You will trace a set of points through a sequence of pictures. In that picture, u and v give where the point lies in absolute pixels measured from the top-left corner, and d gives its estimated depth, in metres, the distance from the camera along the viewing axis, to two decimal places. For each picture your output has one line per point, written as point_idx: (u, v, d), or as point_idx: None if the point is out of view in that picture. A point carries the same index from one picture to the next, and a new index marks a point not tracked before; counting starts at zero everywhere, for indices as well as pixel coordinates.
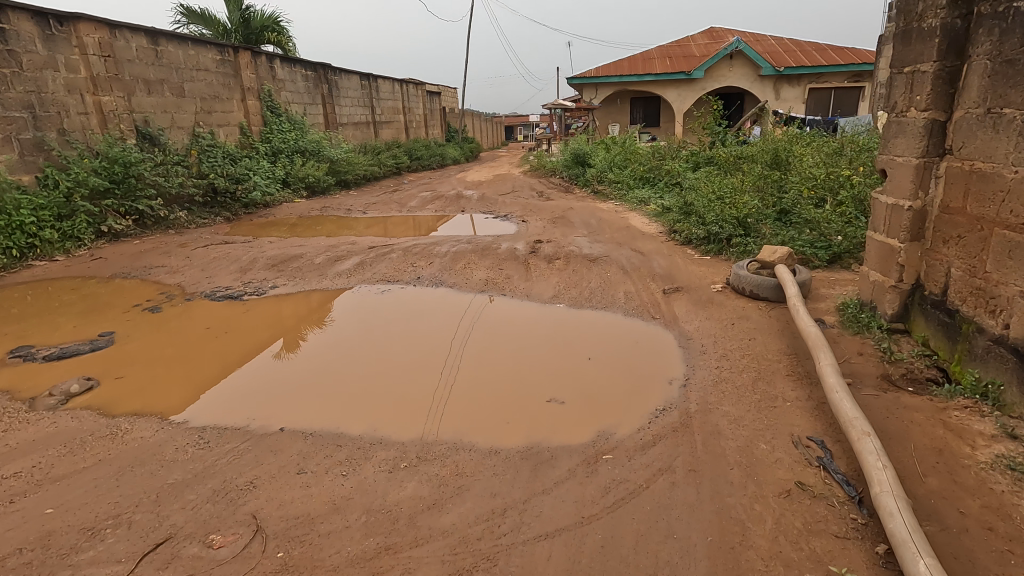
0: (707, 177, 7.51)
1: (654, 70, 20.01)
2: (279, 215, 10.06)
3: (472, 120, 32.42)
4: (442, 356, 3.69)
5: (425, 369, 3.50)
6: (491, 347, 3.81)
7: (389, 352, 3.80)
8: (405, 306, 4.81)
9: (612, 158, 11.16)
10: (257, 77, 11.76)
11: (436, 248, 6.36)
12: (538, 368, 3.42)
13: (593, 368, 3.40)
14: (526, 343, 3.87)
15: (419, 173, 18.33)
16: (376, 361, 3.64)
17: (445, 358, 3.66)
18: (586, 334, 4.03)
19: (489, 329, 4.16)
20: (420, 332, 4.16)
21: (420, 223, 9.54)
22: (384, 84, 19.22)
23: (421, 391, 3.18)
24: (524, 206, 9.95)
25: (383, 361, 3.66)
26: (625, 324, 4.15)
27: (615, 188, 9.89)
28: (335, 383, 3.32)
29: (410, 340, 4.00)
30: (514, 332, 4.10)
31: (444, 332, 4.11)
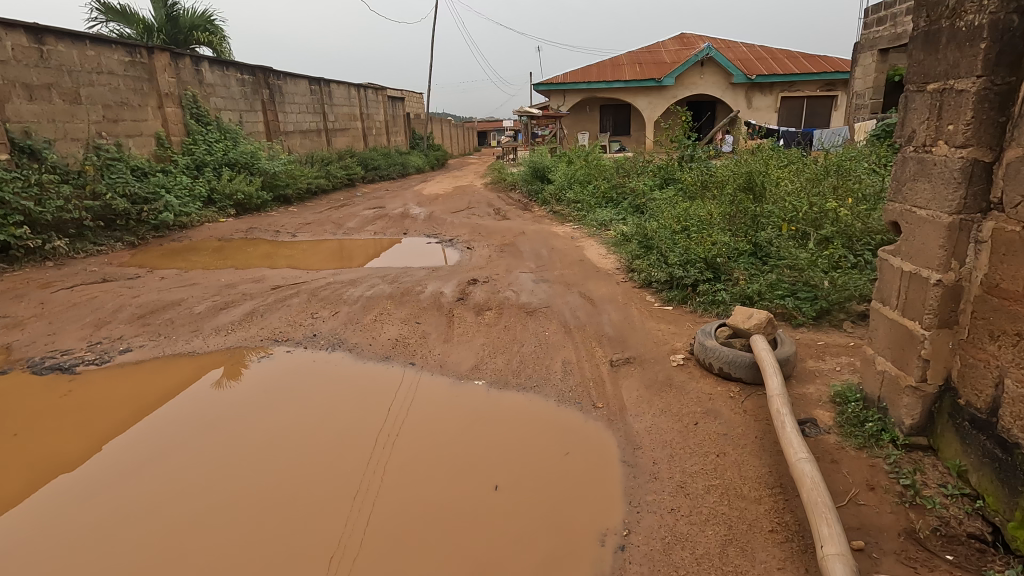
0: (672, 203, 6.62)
1: (623, 77, 19.27)
2: (197, 238, 8.88)
3: (439, 126, 31.31)
4: (322, 483, 2.67)
5: (297, 504, 2.54)
6: (407, 461, 2.83)
7: (259, 469, 2.79)
8: (317, 373, 3.84)
9: (574, 173, 10.24)
10: (179, 81, 10.53)
11: (350, 290, 5.31)
12: (441, 513, 2.43)
13: (515, 510, 2.41)
14: (442, 456, 2.86)
15: (374, 184, 17.18)
16: (231, 489, 2.65)
17: (322, 486, 2.66)
18: (526, 431, 3.03)
19: (417, 423, 3.18)
20: (320, 425, 3.20)
21: (355, 247, 8.45)
22: (337, 89, 18.03)
23: (268, 557, 2.23)
24: (474, 227, 8.92)
25: (241, 487, 2.66)
26: (559, 419, 3.11)
27: (576, 207, 8.97)
28: (147, 536, 2.36)
29: (301, 442, 3.03)
30: (433, 433, 3.08)
31: (350, 427, 3.16)
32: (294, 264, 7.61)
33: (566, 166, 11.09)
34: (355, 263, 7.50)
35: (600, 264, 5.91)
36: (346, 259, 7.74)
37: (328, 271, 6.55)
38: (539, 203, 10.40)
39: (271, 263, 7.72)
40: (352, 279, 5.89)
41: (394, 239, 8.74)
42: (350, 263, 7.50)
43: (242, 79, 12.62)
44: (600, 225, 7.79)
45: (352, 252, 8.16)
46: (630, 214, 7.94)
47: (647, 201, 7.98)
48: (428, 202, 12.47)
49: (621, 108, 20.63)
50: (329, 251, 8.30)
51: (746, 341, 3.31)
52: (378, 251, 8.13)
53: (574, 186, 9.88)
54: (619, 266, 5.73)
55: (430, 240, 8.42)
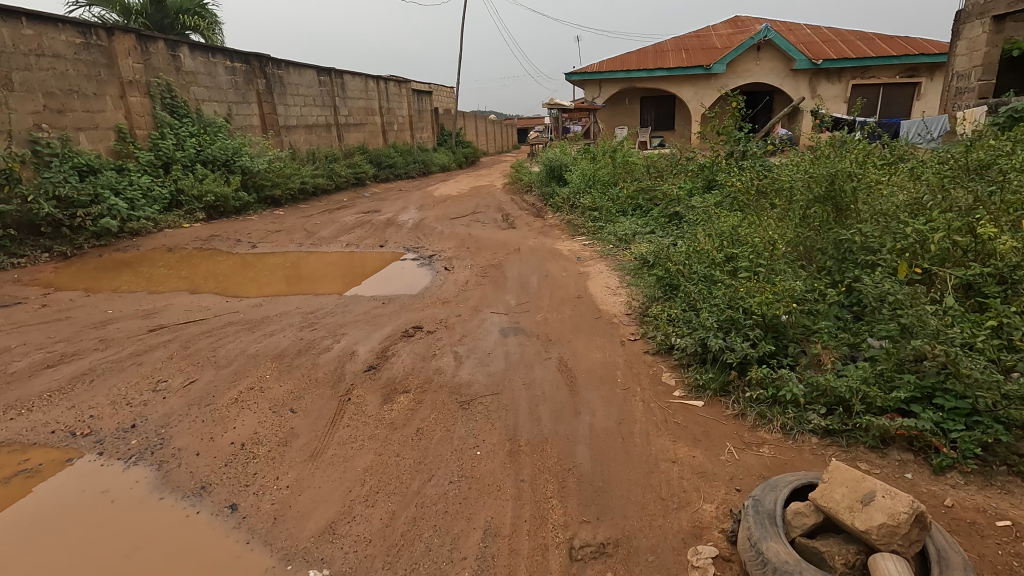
0: (716, 216, 4.73)
1: (667, 65, 17.22)
2: (145, 248, 7.61)
3: (472, 122, 29.76)
4: None
5: None
6: None
7: None
8: (92, 513, 2.25)
9: (596, 172, 8.40)
10: (146, 66, 9.31)
11: (238, 339, 3.76)
12: None
13: None
14: None
15: (387, 184, 15.79)
16: None
17: None
18: None
19: None
20: None
21: (317, 262, 6.93)
22: (351, 81, 16.74)
23: None
24: (465, 239, 7.26)
25: None
26: None
27: (594, 215, 7.16)
28: None
29: None
30: None
31: None
32: (233, 282, 6.13)
33: (587, 164, 9.30)
34: (305, 283, 5.96)
35: (605, 305, 4.13)
36: (297, 278, 6.20)
37: (253, 302, 5.04)
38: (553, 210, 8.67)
39: (208, 280, 6.28)
40: (263, 320, 4.32)
41: (368, 252, 7.18)
42: (297, 283, 5.96)
43: (232, 67, 11.41)
44: (620, 243, 5.99)
45: (311, 269, 6.63)
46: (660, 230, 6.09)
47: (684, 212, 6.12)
48: (431, 206, 10.90)
49: (664, 100, 18.54)
50: (286, 267, 6.82)
51: (860, 557, 1.58)
52: (341, 268, 6.58)
53: (596, 190, 8.06)
54: (631, 309, 3.91)
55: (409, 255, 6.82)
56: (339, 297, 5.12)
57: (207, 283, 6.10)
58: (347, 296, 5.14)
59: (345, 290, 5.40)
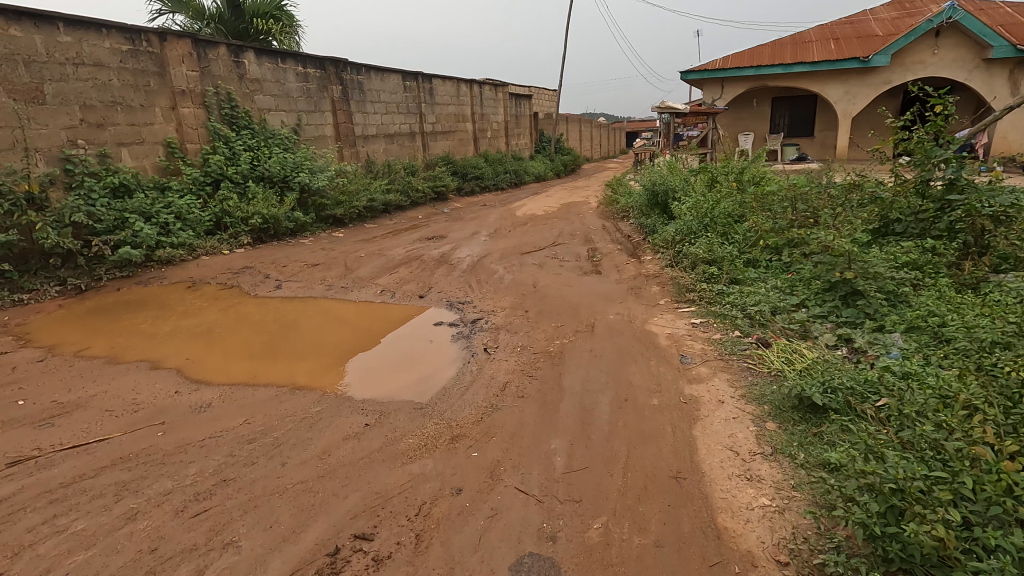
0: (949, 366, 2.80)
1: (810, 58, 14.19)
2: (168, 282, 6.68)
3: (576, 127, 27.78)
4: None
5: None
6: None
7: None
8: None
9: (713, 203, 6.09)
10: (201, 71, 8.51)
11: (77, 521, 2.27)
12: None
13: None
14: None
15: (471, 199, 14.39)
16: None
17: None
18: None
19: None
20: None
21: (338, 315, 5.45)
22: (440, 85, 15.55)
23: None
24: (526, 293, 5.43)
25: None
26: None
27: (711, 271, 4.90)
28: None
29: None
30: None
31: None
32: (221, 344, 4.81)
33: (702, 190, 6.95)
34: (299, 353, 4.44)
35: (726, 510, 2.16)
36: (297, 341, 4.73)
37: (202, 399, 3.61)
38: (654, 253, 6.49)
39: (199, 337, 5.03)
40: (168, 456, 2.83)
41: (402, 304, 5.58)
42: (291, 353, 4.46)
43: (304, 73, 10.56)
44: (750, 337, 3.83)
45: (325, 326, 5.15)
46: (823, 325, 3.91)
47: (883, 306, 3.87)
48: (505, 232, 9.20)
49: (801, 101, 15.71)
50: (299, 319, 5.41)
51: None
52: (359, 328, 5.03)
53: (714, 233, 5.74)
54: (793, 541, 1.97)
55: (450, 315, 5.11)
56: (316, 401, 3.52)
57: (192, 344, 4.83)
58: (333, 401, 3.52)
59: (345, 385, 3.76)
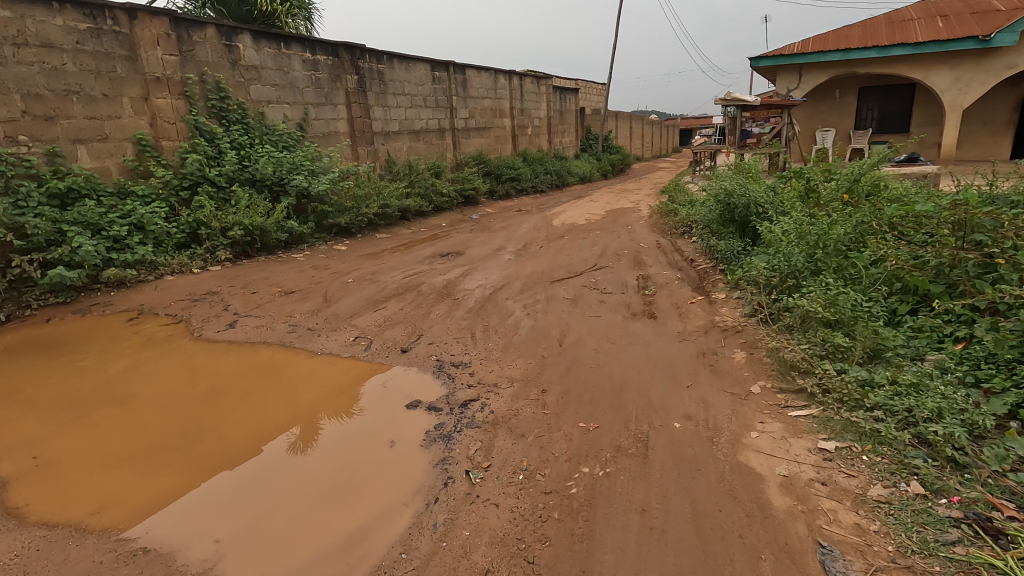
0: None
1: (913, 38, 11.85)
2: (112, 311, 5.42)
3: (626, 123, 25.71)
4: None
5: None
6: None
7: None
8: None
9: (825, 225, 4.20)
10: (181, 55, 7.24)
11: None
12: None
13: None
14: None
15: (504, 203, 12.80)
16: None
17: None
18: None
19: None
20: None
21: (278, 380, 3.89)
22: (475, 76, 14.02)
23: None
24: (547, 354, 3.79)
25: None
26: None
27: (838, 341, 3.07)
28: None
29: None
30: None
31: None
32: (104, 424, 3.35)
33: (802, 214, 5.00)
34: (194, 457, 2.92)
35: None
36: (202, 431, 3.20)
37: None
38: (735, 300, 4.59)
39: (86, 407, 3.61)
40: None
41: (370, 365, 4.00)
42: (179, 458, 2.92)
43: (312, 60, 9.25)
44: (944, 503, 2.05)
45: (253, 399, 3.61)
46: None
47: None
48: (535, 248, 7.55)
49: (897, 91, 13.37)
50: (228, 382, 3.88)
51: None
52: (296, 409, 3.47)
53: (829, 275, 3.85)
54: None
55: (431, 393, 3.48)
56: (280, 475, 2.74)
57: (69, 423, 3.41)
58: (302, 469, 2.79)
59: (275, 486, 2.65)
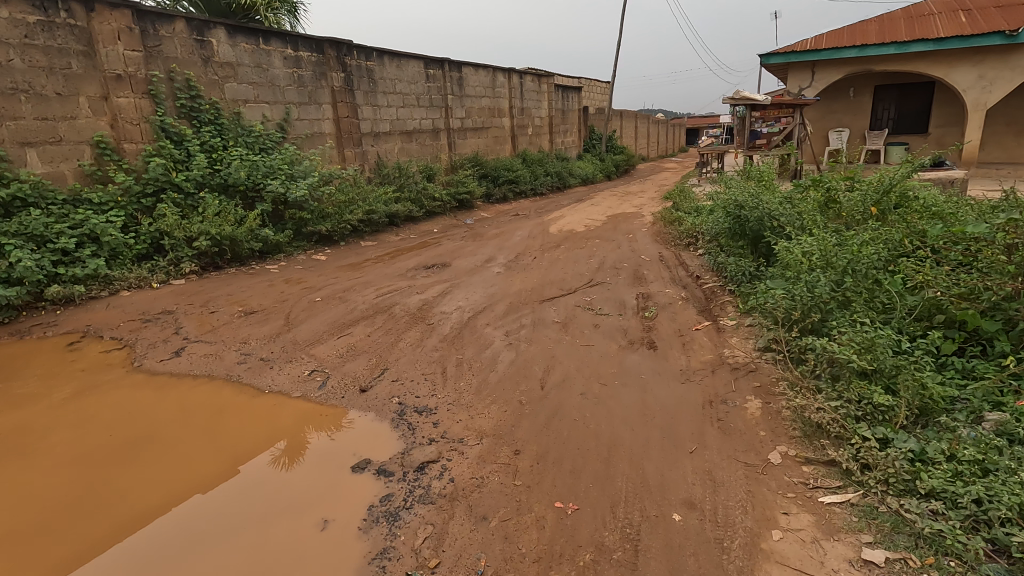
0: None
1: (934, 34, 11.19)
2: (54, 333, 4.89)
3: (631, 123, 25.09)
4: None
5: None
6: None
7: None
8: None
9: (855, 247, 3.58)
10: (146, 51, 6.72)
11: None
12: None
13: None
14: None
15: (501, 207, 12.24)
16: None
17: None
18: None
19: None
20: None
21: (209, 427, 3.29)
22: (471, 74, 13.44)
23: None
24: (525, 400, 3.22)
25: None
26: None
27: (881, 401, 2.47)
28: None
29: None
30: None
31: None
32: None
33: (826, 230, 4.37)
34: (83, 542, 2.39)
35: None
36: (102, 501, 2.65)
37: None
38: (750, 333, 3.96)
39: None
40: None
41: (319, 411, 3.41)
42: (65, 542, 2.39)
43: (294, 57, 8.71)
44: None
45: (172, 457, 3.02)
46: None
47: None
48: (528, 260, 6.98)
49: (915, 90, 12.71)
50: (148, 429, 3.28)
51: None
52: (226, 468, 2.92)
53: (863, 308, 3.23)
54: None
55: (382, 453, 2.88)
56: (258, 496, 2.66)
57: None
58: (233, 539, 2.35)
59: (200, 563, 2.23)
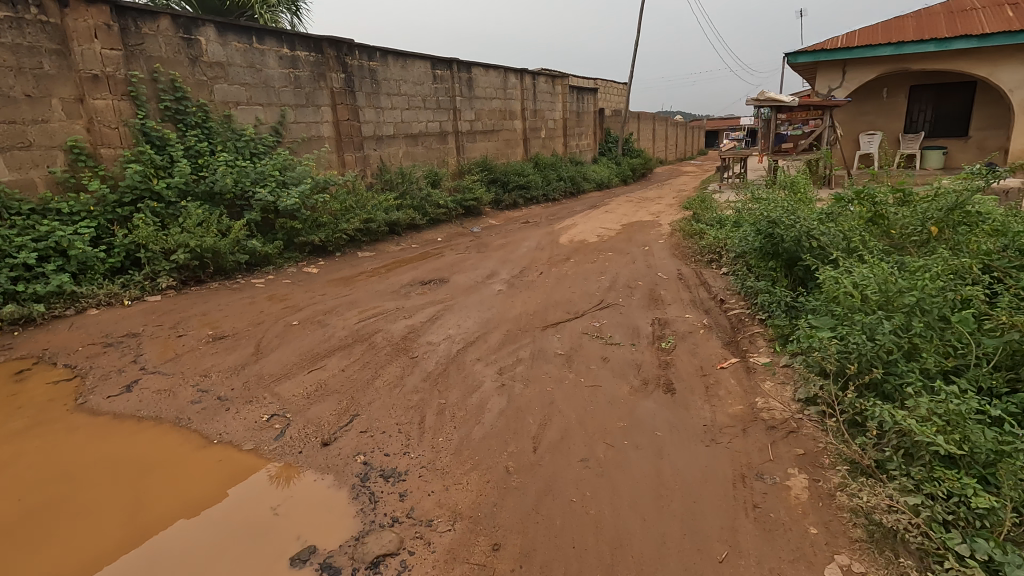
0: None
1: (978, 30, 10.36)
2: (4, 356, 4.43)
3: (648, 126, 24.34)
4: None
5: None
6: None
7: None
8: None
9: (921, 279, 2.94)
10: (126, 50, 6.30)
11: None
12: None
13: None
14: None
15: (511, 214, 11.67)
16: None
17: None
18: None
19: None
20: None
21: (129, 494, 2.74)
22: (482, 75, 12.91)
23: None
24: (514, 467, 2.64)
25: None
26: None
27: (980, 505, 1.85)
28: None
29: None
30: None
31: None
32: None
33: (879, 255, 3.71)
34: None
35: None
36: None
37: None
38: (788, 381, 3.30)
39: None
40: None
41: (267, 470, 2.86)
42: None
43: (291, 56, 8.26)
44: None
45: (85, 530, 2.51)
46: None
47: None
48: (533, 276, 6.40)
49: (954, 91, 11.86)
50: (59, 496, 2.74)
51: None
52: (144, 547, 2.39)
53: (941, 362, 2.57)
54: None
55: (332, 538, 2.33)
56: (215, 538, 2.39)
57: None
58: None
59: None
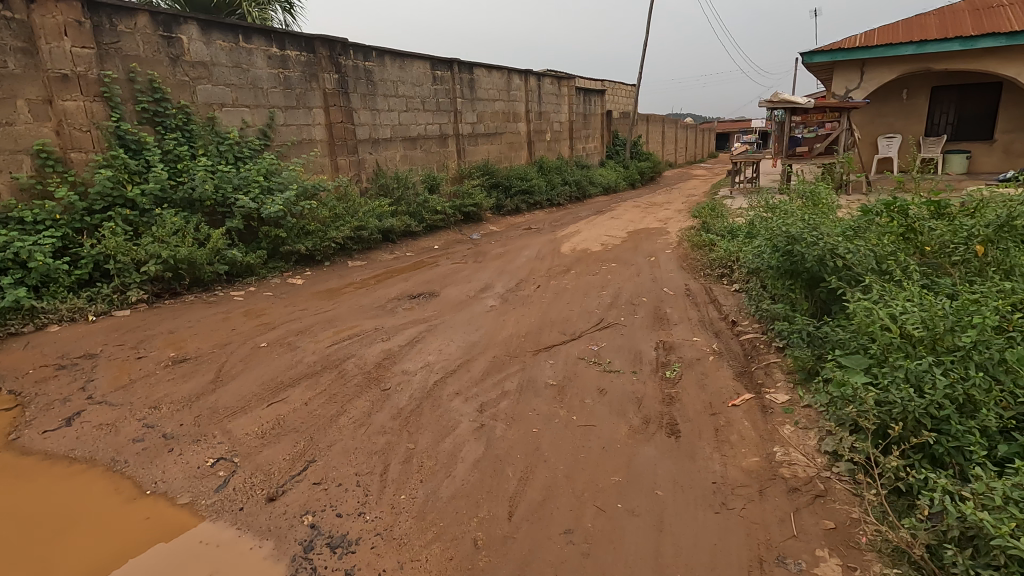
0: None
1: (1006, 27, 9.81)
2: None
3: (657, 128, 23.81)
4: None
5: None
6: None
7: None
8: None
9: (973, 315, 2.47)
10: (99, 48, 5.96)
11: None
12: None
13: None
14: None
15: (513, 220, 11.24)
16: None
17: None
18: None
19: None
20: None
21: (34, 561, 2.33)
22: (484, 76, 12.51)
23: None
24: (484, 542, 2.21)
25: None
26: None
27: None
28: None
29: None
30: None
31: None
32: None
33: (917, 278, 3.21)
34: None
35: None
36: None
37: None
38: (812, 427, 2.83)
39: None
40: None
41: (198, 531, 2.44)
42: None
43: (280, 56, 7.91)
44: None
45: None
46: None
47: None
48: (530, 290, 5.95)
49: (978, 92, 11.30)
50: None
51: None
52: None
53: (1008, 425, 2.09)
54: None
55: None
56: None
57: None
58: None
59: None
